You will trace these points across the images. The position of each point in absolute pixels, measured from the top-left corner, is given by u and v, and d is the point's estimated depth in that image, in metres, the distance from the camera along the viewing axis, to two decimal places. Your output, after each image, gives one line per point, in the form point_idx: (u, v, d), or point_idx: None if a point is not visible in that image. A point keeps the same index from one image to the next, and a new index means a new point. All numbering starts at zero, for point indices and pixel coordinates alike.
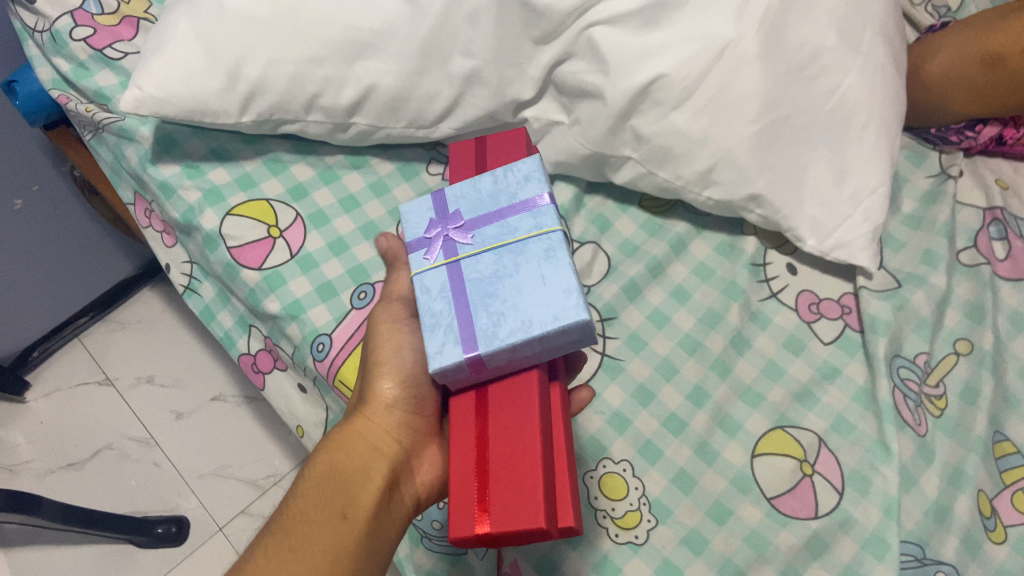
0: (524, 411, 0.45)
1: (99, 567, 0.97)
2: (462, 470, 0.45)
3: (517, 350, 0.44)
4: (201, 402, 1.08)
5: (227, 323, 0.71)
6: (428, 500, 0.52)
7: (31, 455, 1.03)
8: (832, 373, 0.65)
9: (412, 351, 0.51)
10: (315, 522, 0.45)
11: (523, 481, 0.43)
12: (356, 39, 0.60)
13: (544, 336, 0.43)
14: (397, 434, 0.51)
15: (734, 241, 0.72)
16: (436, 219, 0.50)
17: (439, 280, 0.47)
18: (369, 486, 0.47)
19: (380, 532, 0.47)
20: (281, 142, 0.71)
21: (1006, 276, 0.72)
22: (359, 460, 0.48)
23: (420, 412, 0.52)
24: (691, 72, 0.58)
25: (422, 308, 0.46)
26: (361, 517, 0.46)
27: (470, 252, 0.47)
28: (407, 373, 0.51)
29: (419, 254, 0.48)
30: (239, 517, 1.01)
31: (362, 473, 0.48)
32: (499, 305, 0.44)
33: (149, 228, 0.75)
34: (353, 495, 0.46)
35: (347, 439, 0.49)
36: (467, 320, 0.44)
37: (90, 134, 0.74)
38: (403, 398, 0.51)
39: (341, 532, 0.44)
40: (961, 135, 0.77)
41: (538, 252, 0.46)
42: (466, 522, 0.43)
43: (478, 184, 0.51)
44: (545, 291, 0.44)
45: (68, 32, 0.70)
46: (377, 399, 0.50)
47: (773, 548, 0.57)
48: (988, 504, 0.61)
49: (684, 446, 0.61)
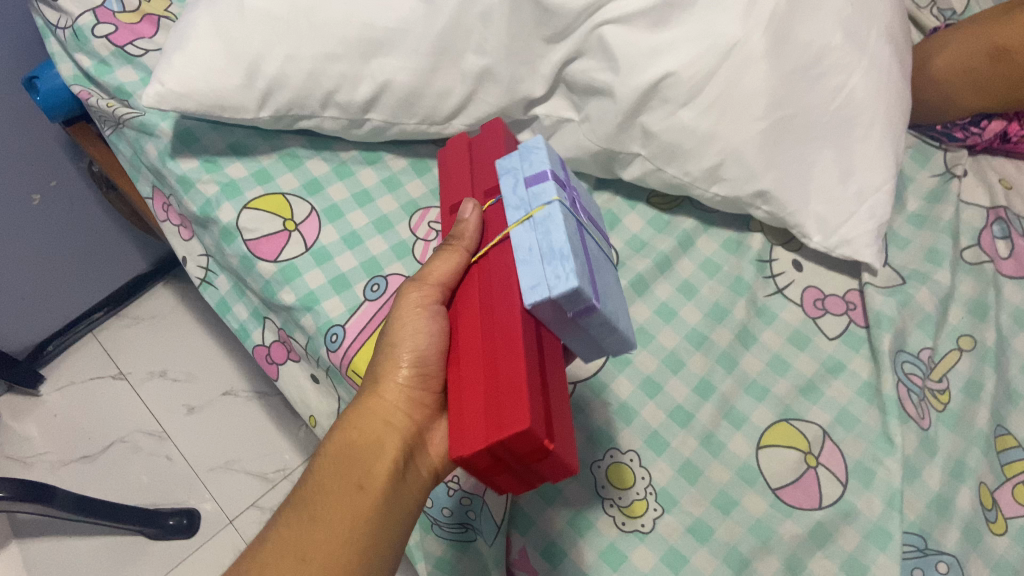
0: (555, 368, 0.48)
1: (112, 557, 0.98)
2: (534, 386, 0.43)
3: (601, 324, 0.47)
4: (213, 397, 1.10)
5: (242, 315, 0.73)
6: (446, 468, 0.54)
7: (45, 447, 1.04)
8: (836, 367, 0.66)
9: (428, 333, 0.51)
10: (335, 495, 0.47)
11: (562, 424, 0.46)
12: (371, 37, 0.61)
13: (616, 330, 0.49)
14: (408, 410, 0.52)
15: (740, 238, 0.73)
16: (563, 180, 0.51)
17: (571, 222, 0.47)
18: (383, 457, 0.49)
19: (398, 502, 0.48)
20: (295, 137, 0.72)
21: (1008, 274, 0.73)
22: (373, 434, 0.50)
23: (433, 388, 0.53)
24: (699, 70, 0.60)
25: (566, 233, 0.45)
26: (377, 487, 0.47)
27: (584, 229, 0.50)
28: (422, 354, 0.51)
29: (558, 189, 0.48)
30: (250, 511, 1.03)
31: (376, 448, 0.49)
32: (603, 284, 0.48)
33: (167, 222, 0.76)
34: (369, 468, 0.48)
35: (359, 416, 0.50)
36: (591, 271, 0.46)
37: (110, 129, 0.75)
38: (417, 376, 0.51)
39: (359, 502, 0.46)
40: (965, 131, 0.78)
41: (611, 267, 0.53)
42: (549, 436, 0.41)
43: (573, 177, 0.54)
44: (619, 300, 0.50)
45: (90, 29, 0.72)
46: (390, 377, 0.51)
47: (778, 537, 0.58)
48: (990, 496, 0.62)
49: (690, 437, 0.62)
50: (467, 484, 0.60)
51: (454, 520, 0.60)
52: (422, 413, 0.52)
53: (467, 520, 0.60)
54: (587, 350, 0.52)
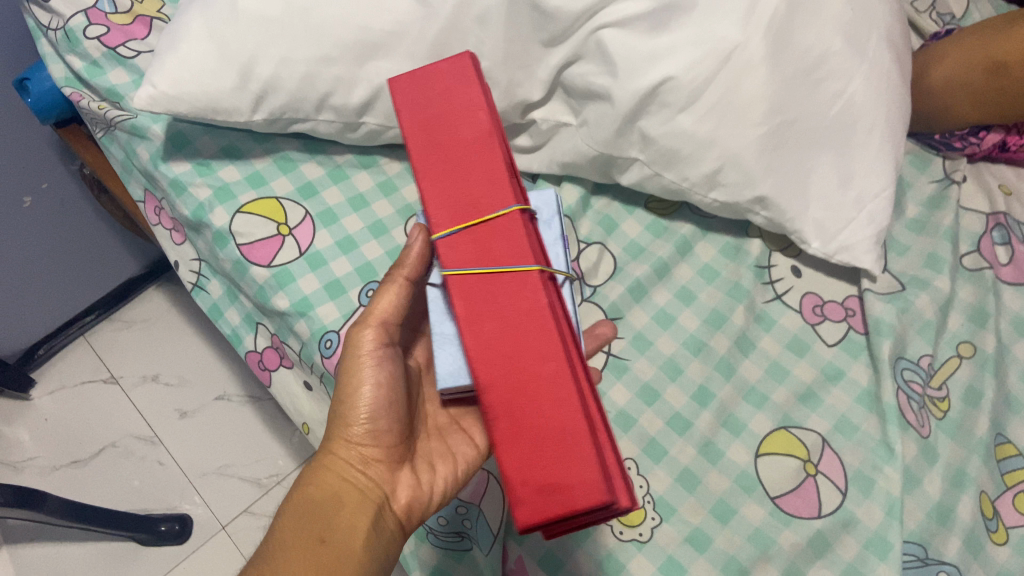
0: None
1: (103, 564, 0.97)
2: None
3: None
4: (206, 401, 1.09)
5: (234, 321, 0.72)
6: (414, 517, 0.52)
7: (37, 451, 1.03)
8: (836, 375, 0.66)
9: (377, 379, 0.51)
10: (294, 550, 0.46)
11: None
12: (367, 40, 0.60)
13: None
14: (362, 463, 0.51)
15: (739, 243, 0.72)
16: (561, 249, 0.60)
17: None
18: (340, 512, 0.48)
19: (360, 555, 0.47)
20: (290, 141, 0.72)
21: (1008, 280, 0.73)
22: (328, 491, 0.49)
23: (387, 438, 0.52)
24: (699, 74, 0.59)
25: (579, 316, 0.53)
26: (335, 540, 0.47)
27: None
28: (371, 405, 0.51)
29: None
30: (242, 516, 1.02)
31: (332, 503, 0.49)
32: None
33: (158, 226, 0.75)
34: (327, 524, 0.48)
35: (316, 474, 0.50)
36: None
37: (102, 131, 0.74)
38: (367, 428, 0.51)
39: (318, 556, 0.46)
40: (964, 141, 0.78)
41: None
42: None
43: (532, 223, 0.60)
44: None
45: (81, 30, 0.71)
46: (342, 432, 0.51)
47: (776, 546, 0.58)
48: (991, 505, 0.62)
49: (688, 445, 0.62)
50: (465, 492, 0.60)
51: (449, 529, 0.60)
52: (380, 465, 0.51)
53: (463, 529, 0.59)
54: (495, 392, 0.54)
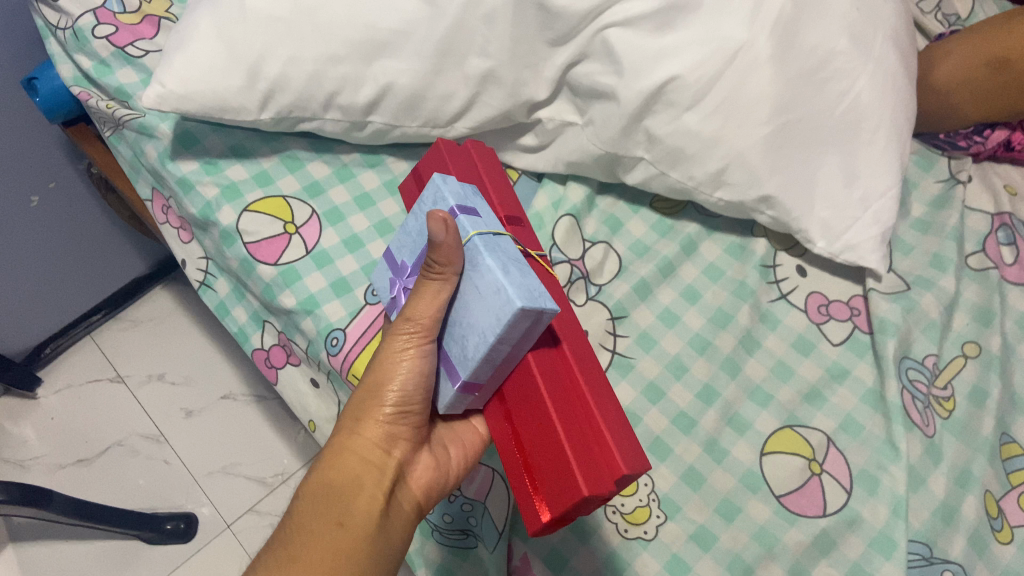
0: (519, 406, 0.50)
1: (110, 562, 0.97)
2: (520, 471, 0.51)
3: (493, 347, 0.45)
4: (212, 400, 1.10)
5: (241, 318, 0.72)
6: (427, 501, 0.53)
7: (42, 450, 1.03)
8: (841, 374, 0.66)
9: (419, 372, 0.49)
10: (314, 531, 0.45)
11: (555, 468, 0.47)
12: (374, 39, 0.61)
13: (498, 340, 0.45)
14: (386, 446, 0.50)
15: (744, 243, 0.73)
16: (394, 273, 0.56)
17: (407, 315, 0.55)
18: (365, 496, 0.48)
19: (378, 538, 0.47)
20: (297, 140, 0.72)
21: (1013, 280, 0.73)
22: (352, 475, 0.48)
23: (411, 422, 0.51)
24: (704, 73, 0.59)
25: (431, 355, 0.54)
26: (359, 525, 0.46)
27: None
28: (405, 393, 0.49)
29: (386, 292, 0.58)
30: (247, 515, 1.02)
31: (355, 486, 0.48)
32: (463, 326, 0.48)
33: (166, 224, 0.76)
34: (348, 506, 0.47)
35: (338, 457, 0.48)
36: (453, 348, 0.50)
37: (110, 130, 0.75)
38: (397, 412, 0.50)
39: (338, 540, 0.45)
40: (969, 140, 0.79)
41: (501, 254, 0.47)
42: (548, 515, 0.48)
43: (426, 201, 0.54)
44: (489, 295, 0.45)
45: (90, 30, 0.72)
46: (373, 415, 0.49)
47: (781, 544, 0.58)
48: (995, 504, 0.62)
49: (693, 443, 0.62)
50: (469, 490, 0.60)
51: (455, 526, 0.60)
52: (401, 449, 0.51)
53: (468, 527, 0.60)
54: (519, 327, 0.44)
